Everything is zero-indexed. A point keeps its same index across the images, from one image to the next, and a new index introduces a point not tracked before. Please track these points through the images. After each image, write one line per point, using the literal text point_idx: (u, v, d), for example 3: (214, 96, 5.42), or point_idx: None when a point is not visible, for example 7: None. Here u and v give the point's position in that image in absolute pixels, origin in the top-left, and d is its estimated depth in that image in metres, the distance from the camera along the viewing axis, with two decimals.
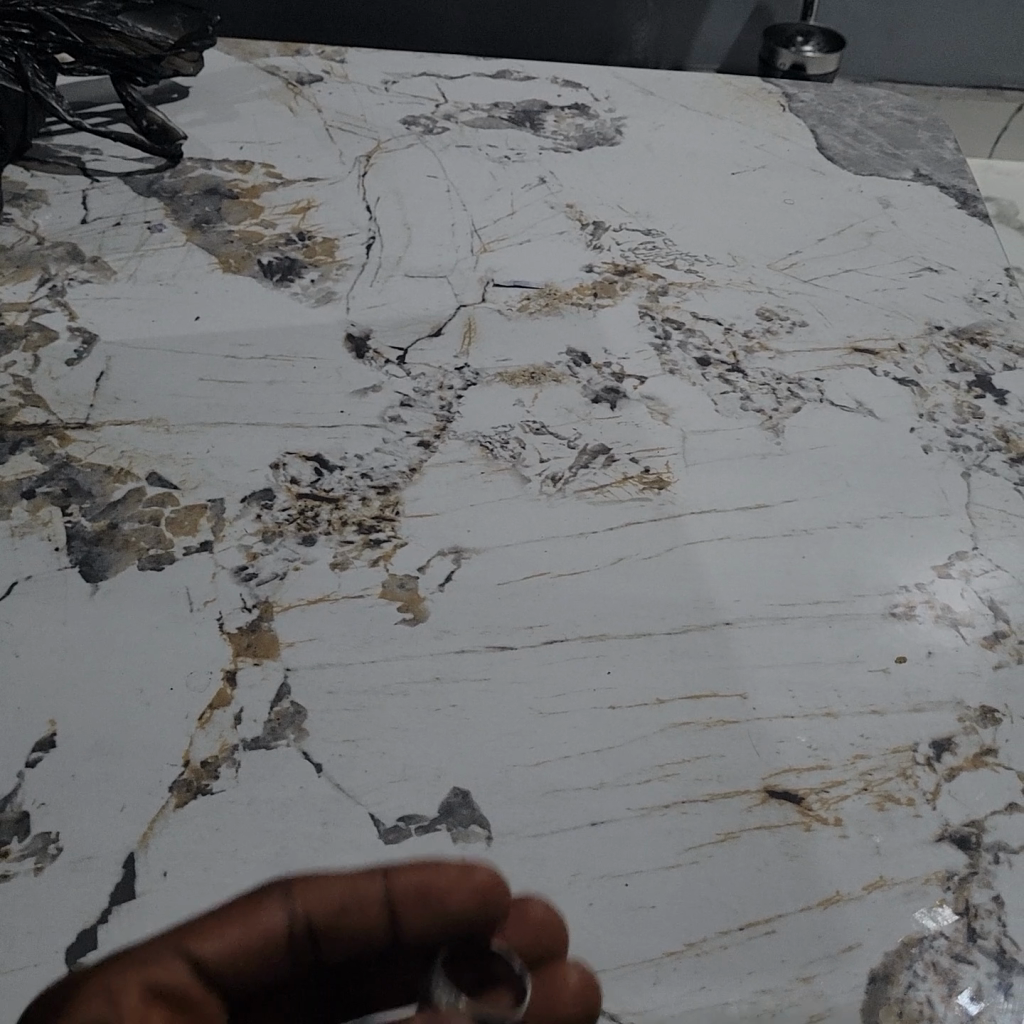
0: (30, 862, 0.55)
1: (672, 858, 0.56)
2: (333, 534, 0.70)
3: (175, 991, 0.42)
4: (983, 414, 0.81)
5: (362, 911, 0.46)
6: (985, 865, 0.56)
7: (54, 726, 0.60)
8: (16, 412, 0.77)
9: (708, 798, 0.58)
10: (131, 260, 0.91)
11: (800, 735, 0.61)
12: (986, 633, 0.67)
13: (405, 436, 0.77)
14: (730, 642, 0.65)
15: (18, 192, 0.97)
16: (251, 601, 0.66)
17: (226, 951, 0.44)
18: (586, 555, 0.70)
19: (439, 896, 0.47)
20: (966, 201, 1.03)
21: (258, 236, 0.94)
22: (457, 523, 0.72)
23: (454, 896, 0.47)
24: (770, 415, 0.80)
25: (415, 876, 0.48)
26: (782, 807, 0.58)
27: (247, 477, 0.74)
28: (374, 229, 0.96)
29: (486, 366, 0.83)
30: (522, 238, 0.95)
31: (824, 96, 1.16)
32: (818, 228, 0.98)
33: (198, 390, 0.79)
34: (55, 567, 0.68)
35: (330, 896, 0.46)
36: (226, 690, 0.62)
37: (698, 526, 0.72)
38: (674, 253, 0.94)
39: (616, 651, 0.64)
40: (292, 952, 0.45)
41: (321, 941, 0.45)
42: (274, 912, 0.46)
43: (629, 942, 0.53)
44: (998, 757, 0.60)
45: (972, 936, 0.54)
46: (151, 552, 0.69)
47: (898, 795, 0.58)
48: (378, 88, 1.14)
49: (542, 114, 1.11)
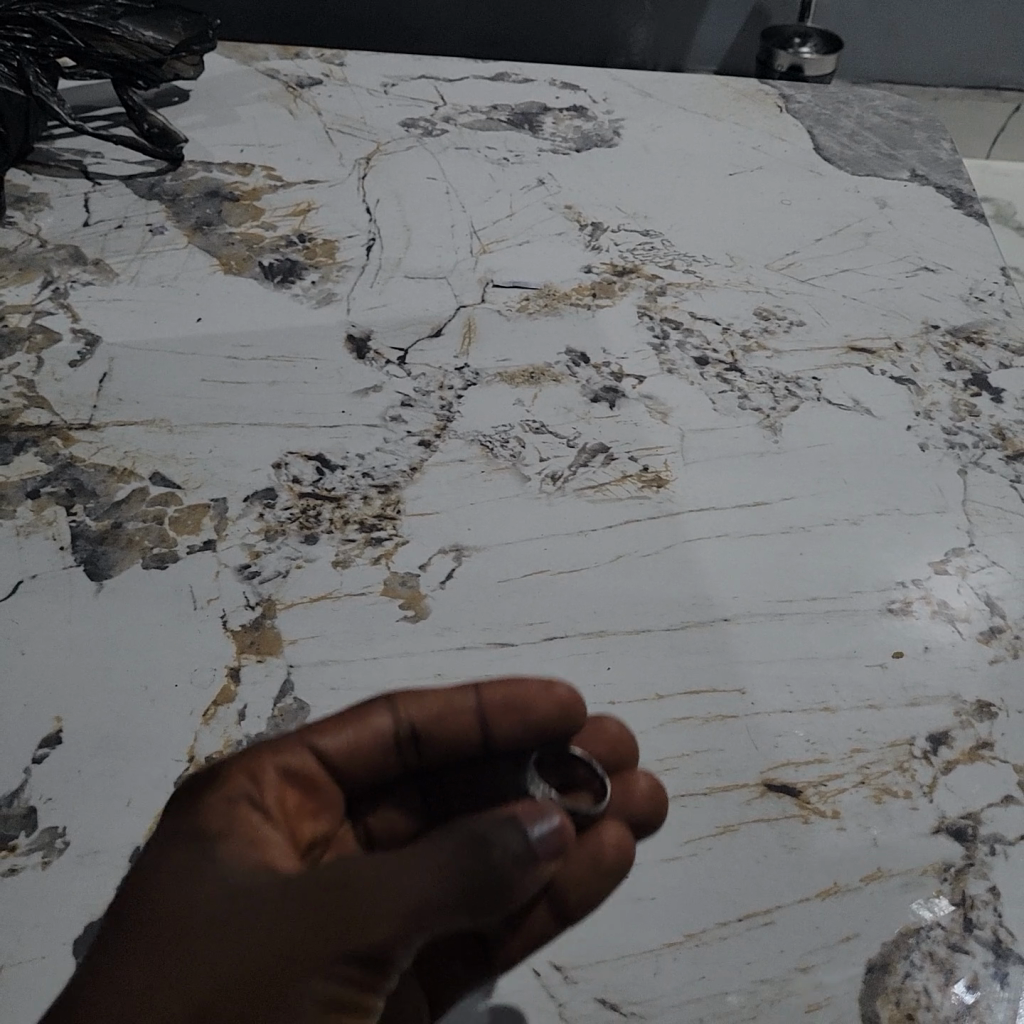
0: (37, 857, 0.55)
1: (672, 851, 0.56)
2: (335, 533, 0.71)
3: (302, 774, 0.53)
4: (979, 413, 0.82)
5: (454, 720, 0.55)
6: (981, 857, 0.57)
7: (61, 723, 0.60)
8: (20, 413, 0.78)
9: (708, 792, 0.58)
10: (133, 263, 0.91)
11: (798, 729, 0.61)
12: (982, 628, 0.67)
13: (406, 436, 0.78)
14: (728, 637, 0.66)
15: (21, 195, 0.98)
16: (254, 599, 0.67)
17: (344, 746, 0.54)
18: (586, 552, 0.70)
19: (524, 708, 0.55)
20: (963, 201, 1.04)
21: (258, 238, 0.95)
22: (458, 522, 0.72)
23: (537, 708, 0.55)
24: (767, 414, 0.81)
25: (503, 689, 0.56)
26: (780, 801, 0.58)
27: (250, 477, 0.74)
28: (374, 231, 0.96)
29: (486, 366, 0.84)
30: (521, 239, 0.96)
31: (821, 97, 1.17)
32: (815, 228, 0.99)
33: (200, 390, 0.80)
34: (60, 566, 0.68)
35: (428, 709, 0.55)
36: (230, 687, 0.62)
37: (696, 523, 0.72)
38: (672, 253, 0.95)
39: (616, 647, 0.65)
40: (399, 747, 0.55)
41: (421, 741, 0.55)
42: (383, 718, 0.55)
43: (629, 934, 0.53)
44: (994, 750, 0.61)
45: (969, 926, 0.54)
46: (155, 551, 0.69)
47: (895, 788, 0.59)
48: (377, 91, 1.15)
49: (540, 116, 1.12)
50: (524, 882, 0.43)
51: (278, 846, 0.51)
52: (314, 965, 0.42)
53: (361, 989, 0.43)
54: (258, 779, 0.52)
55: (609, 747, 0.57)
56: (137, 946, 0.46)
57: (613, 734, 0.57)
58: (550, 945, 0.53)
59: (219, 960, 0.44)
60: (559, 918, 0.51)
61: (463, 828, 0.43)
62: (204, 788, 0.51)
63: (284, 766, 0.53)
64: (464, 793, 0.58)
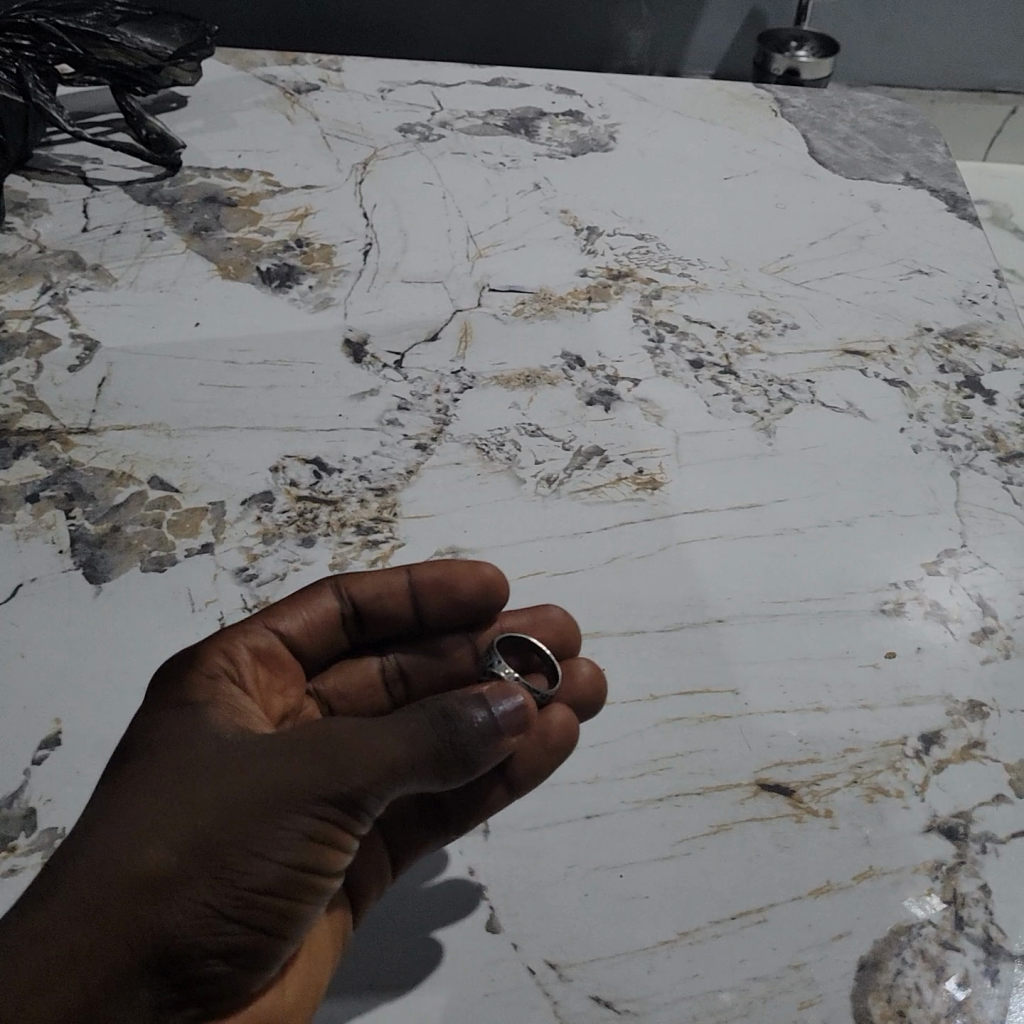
0: (37, 857, 0.56)
1: (666, 850, 0.57)
2: (332, 535, 0.72)
3: (267, 650, 0.59)
4: (972, 414, 0.82)
5: (398, 602, 0.63)
6: (973, 855, 0.57)
7: (60, 725, 0.61)
8: (19, 418, 0.78)
9: (702, 791, 0.59)
10: (131, 268, 0.92)
11: (792, 728, 0.62)
12: (974, 629, 0.68)
13: (402, 439, 0.78)
14: (722, 638, 0.66)
15: (20, 201, 0.99)
16: (252, 602, 0.68)
17: (305, 627, 0.61)
18: (581, 554, 0.71)
19: (451, 586, 0.62)
20: (956, 204, 1.04)
21: (256, 243, 0.95)
22: (454, 524, 0.73)
23: (461, 587, 0.62)
24: (761, 416, 0.81)
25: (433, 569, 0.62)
26: (773, 800, 0.59)
27: (247, 480, 0.75)
28: (371, 235, 0.97)
29: (482, 369, 0.84)
30: (517, 243, 0.96)
31: (816, 101, 1.18)
32: (809, 231, 0.99)
33: (198, 395, 0.81)
34: (59, 569, 0.69)
35: (367, 587, 0.62)
36: None
37: (691, 526, 0.73)
38: (667, 257, 0.96)
39: (611, 648, 0.65)
40: (343, 620, 0.63)
41: (363, 614, 0.63)
42: (329, 597, 0.62)
43: (624, 932, 0.54)
44: (986, 750, 0.61)
45: (960, 923, 0.55)
46: (154, 553, 0.70)
47: (887, 787, 0.59)
48: (374, 96, 1.15)
49: (536, 121, 1.13)
50: (486, 750, 0.48)
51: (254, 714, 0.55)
52: (300, 798, 0.46)
53: (340, 832, 0.47)
54: (233, 656, 0.57)
55: (556, 633, 0.62)
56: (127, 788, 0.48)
57: (556, 620, 0.62)
58: (546, 943, 0.53)
59: (211, 792, 0.47)
60: (512, 793, 0.56)
61: (434, 704, 0.49)
62: (186, 665, 0.56)
63: (254, 643, 0.58)
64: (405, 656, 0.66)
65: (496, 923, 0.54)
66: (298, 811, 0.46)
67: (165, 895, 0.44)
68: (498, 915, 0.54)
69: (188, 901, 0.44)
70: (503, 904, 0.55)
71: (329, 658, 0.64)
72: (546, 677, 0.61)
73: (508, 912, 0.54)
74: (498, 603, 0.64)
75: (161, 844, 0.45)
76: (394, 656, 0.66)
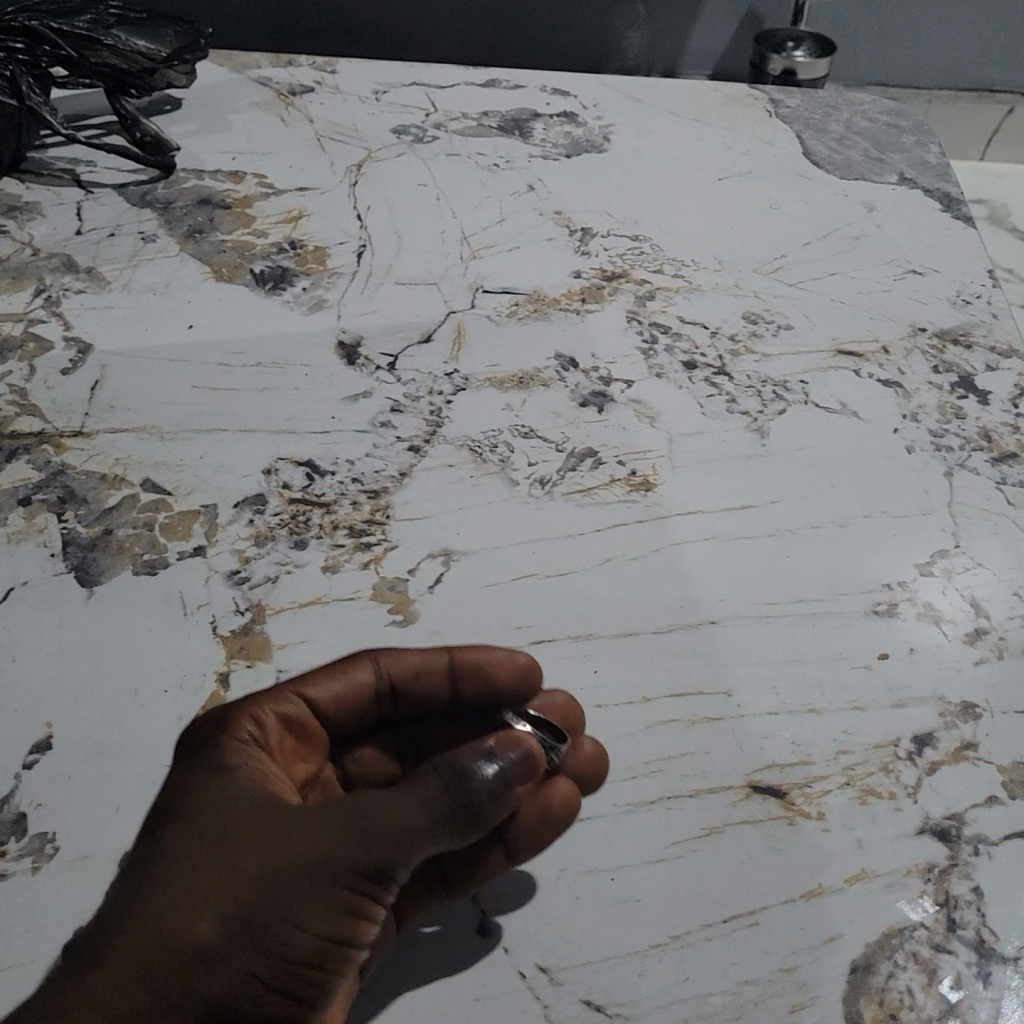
0: (27, 862, 0.56)
1: (657, 853, 0.57)
2: (324, 537, 0.72)
3: (295, 719, 0.56)
4: (966, 415, 0.82)
5: (436, 685, 0.59)
6: (965, 857, 0.57)
7: (51, 729, 0.61)
8: (12, 421, 0.78)
9: (693, 793, 0.59)
10: (125, 271, 0.92)
11: (784, 730, 0.62)
12: (967, 630, 0.68)
13: (395, 441, 0.78)
14: (715, 640, 0.66)
15: (14, 203, 0.99)
16: (243, 604, 0.67)
17: (336, 698, 0.57)
18: (574, 556, 0.71)
19: (492, 672, 0.59)
20: (950, 204, 1.04)
21: (250, 245, 0.95)
22: (447, 526, 0.73)
23: (502, 674, 0.59)
24: (755, 416, 0.81)
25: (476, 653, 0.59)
26: (765, 802, 0.59)
27: (240, 483, 0.75)
28: (365, 237, 0.97)
29: (476, 371, 0.84)
30: (511, 245, 0.96)
31: (810, 101, 1.18)
32: (804, 231, 0.99)
33: (191, 398, 0.80)
34: (51, 573, 0.69)
35: (408, 664, 0.58)
36: (219, 693, 0.63)
37: (684, 527, 0.73)
38: (662, 258, 0.96)
39: (604, 651, 0.65)
40: (381, 701, 0.59)
41: (399, 695, 0.58)
42: (366, 669, 0.58)
43: (615, 935, 0.54)
44: (978, 750, 0.61)
45: (952, 926, 0.55)
46: (146, 556, 0.70)
47: (879, 789, 0.59)
48: (369, 98, 1.15)
49: (530, 122, 1.13)
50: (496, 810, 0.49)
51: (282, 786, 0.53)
52: (335, 870, 0.46)
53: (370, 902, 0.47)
54: (261, 723, 0.55)
55: (559, 715, 0.59)
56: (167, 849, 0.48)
57: (559, 702, 0.60)
58: (536, 948, 0.53)
59: (242, 867, 0.47)
60: (510, 859, 0.54)
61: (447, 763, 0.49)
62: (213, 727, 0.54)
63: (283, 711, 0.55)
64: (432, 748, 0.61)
65: (488, 926, 0.54)
66: (330, 884, 0.46)
67: (208, 979, 0.44)
68: (490, 918, 0.54)
69: (231, 987, 0.44)
70: (494, 908, 0.54)
71: (354, 730, 0.60)
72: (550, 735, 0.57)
73: (499, 916, 0.54)
74: (530, 695, 0.60)
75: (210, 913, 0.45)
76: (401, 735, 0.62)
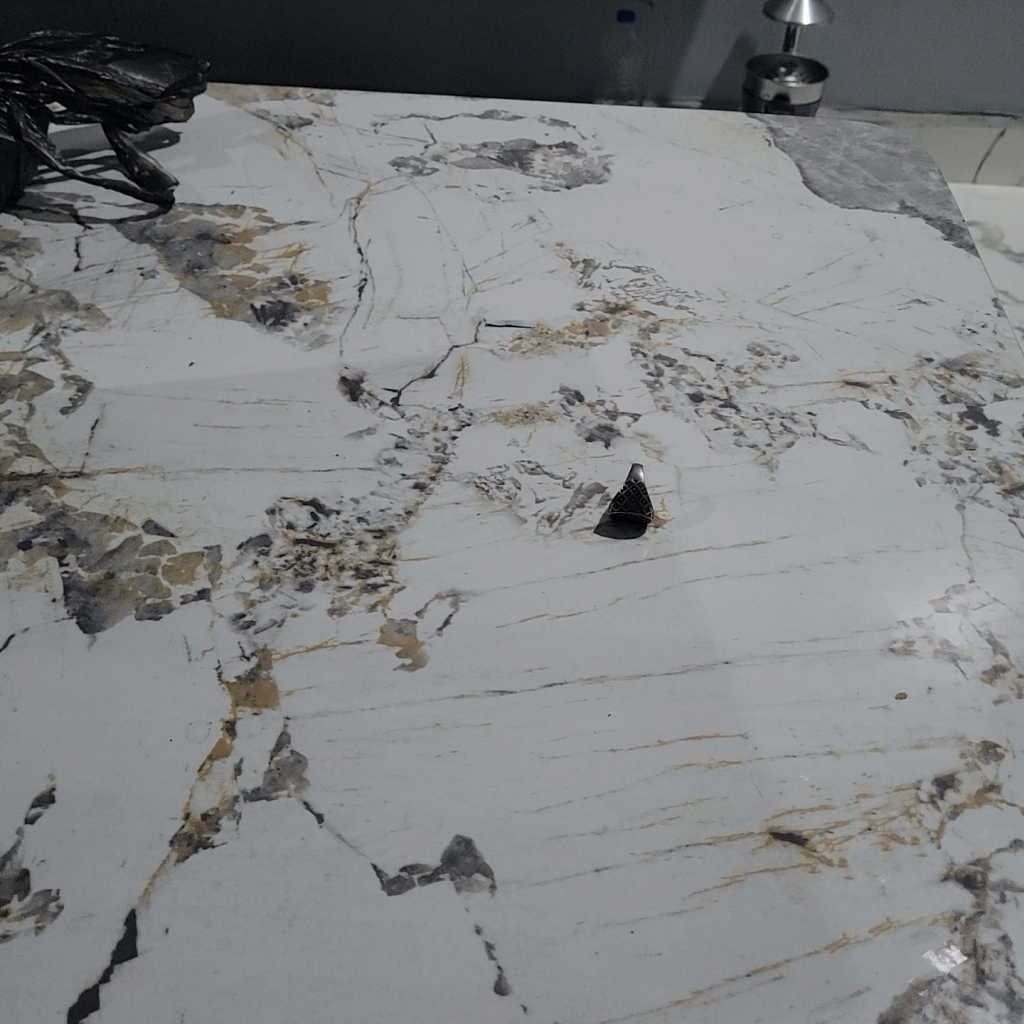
0: (30, 921, 0.54)
1: (677, 904, 0.55)
2: (330, 580, 0.70)
3: (436, 757, 0.61)
4: (975, 445, 0.81)
5: (547, 753, 0.61)
6: (992, 904, 0.56)
7: (53, 782, 0.60)
8: (11, 463, 0.77)
9: (713, 840, 0.58)
10: (124, 307, 0.91)
11: (803, 774, 0.61)
12: (985, 667, 0.67)
13: (400, 479, 0.77)
14: (730, 680, 0.65)
15: (12, 240, 0.98)
16: (249, 650, 0.66)
17: (469, 740, 0.62)
18: (584, 595, 0.70)
19: (579, 746, 0.62)
20: (952, 232, 1.04)
21: (250, 281, 0.94)
22: (454, 566, 0.72)
23: (583, 748, 0.62)
24: (763, 451, 0.80)
25: (578, 732, 0.62)
26: (786, 849, 0.58)
27: (244, 524, 0.74)
28: (366, 271, 0.96)
29: (479, 406, 0.83)
30: (513, 277, 0.96)
31: (810, 130, 1.17)
32: (806, 261, 0.99)
33: (193, 437, 0.79)
34: (52, 618, 0.68)
35: (516, 719, 0.63)
36: (226, 741, 0.62)
37: (694, 563, 0.72)
38: (665, 289, 0.95)
39: (617, 694, 0.64)
40: (484, 762, 0.61)
41: (497, 756, 0.61)
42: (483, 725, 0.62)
43: (637, 990, 0.52)
44: (1001, 793, 0.60)
45: (981, 977, 0.53)
46: (149, 600, 0.69)
47: (902, 834, 0.58)
48: (366, 130, 1.15)
49: (529, 153, 1.12)
50: (573, 869, 0.57)
51: (416, 844, 0.57)
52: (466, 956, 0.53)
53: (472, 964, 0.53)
54: (406, 748, 0.61)
55: (639, 747, 0.62)
56: (326, 928, 0.54)
57: (628, 740, 0.62)
58: (555, 1006, 0.52)
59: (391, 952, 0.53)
60: (569, 880, 0.56)
61: (542, 856, 0.57)
62: (364, 768, 0.60)
63: (426, 744, 0.62)
64: (517, 766, 0.61)
65: (505, 984, 0.52)
66: (440, 979, 0.53)
67: None
68: (507, 976, 0.53)
69: None
70: (510, 962, 0.53)
71: (453, 769, 0.61)
72: (608, 779, 0.60)
73: (517, 972, 0.53)
74: (614, 753, 0.61)
75: (374, 996, 0.52)
76: (489, 749, 0.61)
